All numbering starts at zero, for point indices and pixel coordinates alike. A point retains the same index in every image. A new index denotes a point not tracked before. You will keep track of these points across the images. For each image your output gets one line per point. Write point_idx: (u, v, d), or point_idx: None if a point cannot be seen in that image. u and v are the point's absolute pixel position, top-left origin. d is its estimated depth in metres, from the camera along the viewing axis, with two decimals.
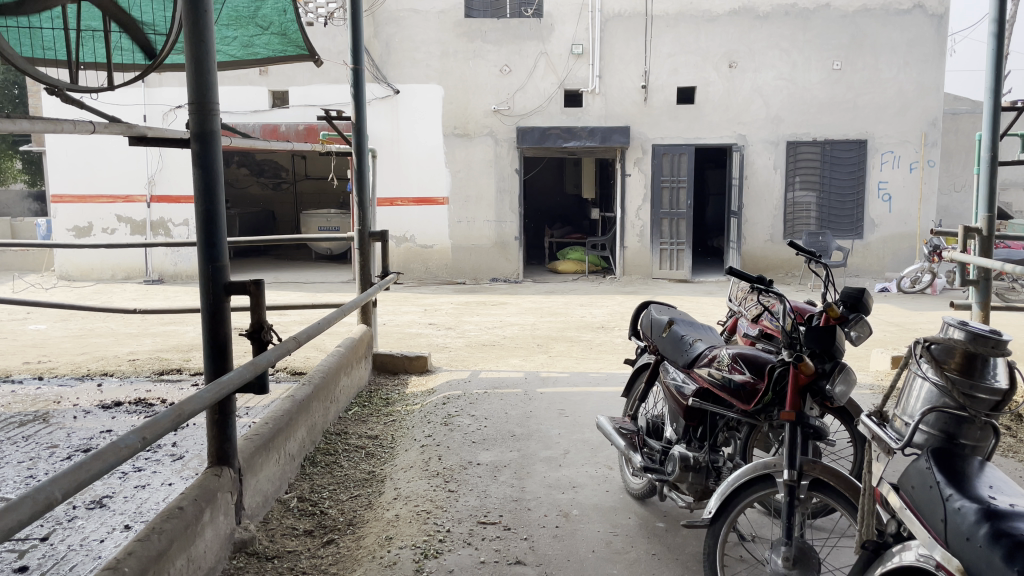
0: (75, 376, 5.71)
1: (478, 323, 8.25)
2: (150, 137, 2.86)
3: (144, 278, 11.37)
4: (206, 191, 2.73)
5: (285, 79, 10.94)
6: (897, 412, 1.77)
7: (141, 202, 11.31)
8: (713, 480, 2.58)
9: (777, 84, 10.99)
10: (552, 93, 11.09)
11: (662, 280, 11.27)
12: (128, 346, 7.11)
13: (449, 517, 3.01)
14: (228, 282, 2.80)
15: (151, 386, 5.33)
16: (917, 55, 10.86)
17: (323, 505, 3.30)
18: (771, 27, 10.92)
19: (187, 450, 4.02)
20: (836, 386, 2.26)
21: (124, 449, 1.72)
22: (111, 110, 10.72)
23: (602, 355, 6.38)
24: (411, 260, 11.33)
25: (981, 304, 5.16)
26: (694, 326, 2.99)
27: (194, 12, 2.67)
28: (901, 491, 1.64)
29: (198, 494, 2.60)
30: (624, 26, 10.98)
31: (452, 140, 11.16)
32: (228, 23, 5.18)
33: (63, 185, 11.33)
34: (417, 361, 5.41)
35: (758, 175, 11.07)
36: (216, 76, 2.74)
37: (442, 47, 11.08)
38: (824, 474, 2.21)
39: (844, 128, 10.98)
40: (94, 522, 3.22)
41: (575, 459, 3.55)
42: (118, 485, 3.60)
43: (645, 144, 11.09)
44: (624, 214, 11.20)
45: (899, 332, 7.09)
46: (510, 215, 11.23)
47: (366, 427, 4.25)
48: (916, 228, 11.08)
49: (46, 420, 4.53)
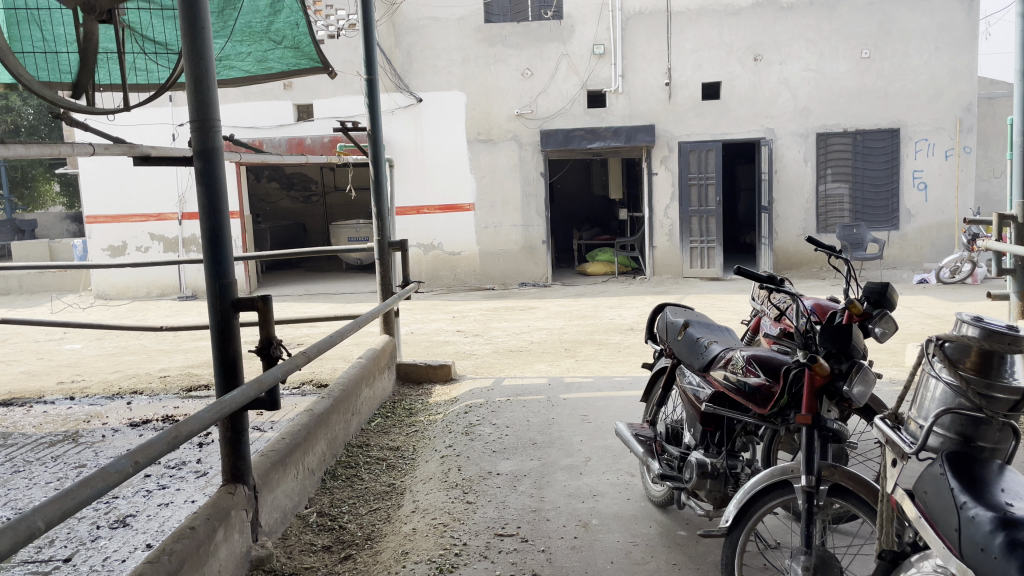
0: (106, 394, 5.77)
1: (505, 329, 8.20)
2: (155, 156, 2.86)
3: (178, 295, 11.52)
4: (210, 208, 2.72)
5: (309, 93, 11.02)
6: (913, 414, 1.67)
7: (172, 220, 11.48)
8: (732, 487, 2.51)
9: (805, 76, 10.78)
10: (575, 95, 11.03)
11: (693, 279, 11.12)
12: (159, 363, 7.19)
13: (466, 530, 2.96)
14: (235, 299, 2.78)
15: (179, 403, 5.38)
16: (948, 39, 10.59)
17: (342, 519, 3.27)
18: (796, 18, 10.73)
19: (211, 466, 4.04)
20: (854, 387, 2.15)
21: (115, 475, 1.71)
22: (140, 130, 10.89)
23: (629, 358, 6.29)
24: (440, 268, 11.33)
25: (1019, 294, 4.99)
26: (711, 327, 2.90)
27: (192, 30, 2.65)
28: (917, 498, 1.55)
29: (211, 512, 2.59)
30: (645, 24, 10.88)
31: (477, 145, 11.15)
32: (241, 38, 5.21)
33: (96, 206, 11.53)
34: (441, 369, 5.38)
35: (788, 169, 10.89)
36: (217, 92, 2.73)
37: (464, 53, 11.08)
38: (844, 479, 2.12)
39: (876, 117, 10.73)
40: (117, 541, 3.23)
41: (597, 467, 3.48)
42: (142, 503, 3.62)
43: (671, 142, 10.97)
44: (652, 214, 11.09)
45: (937, 325, 6.90)
46: (537, 219, 11.19)
47: (388, 439, 4.23)
48: (954, 217, 10.79)
49: (75, 440, 4.58)
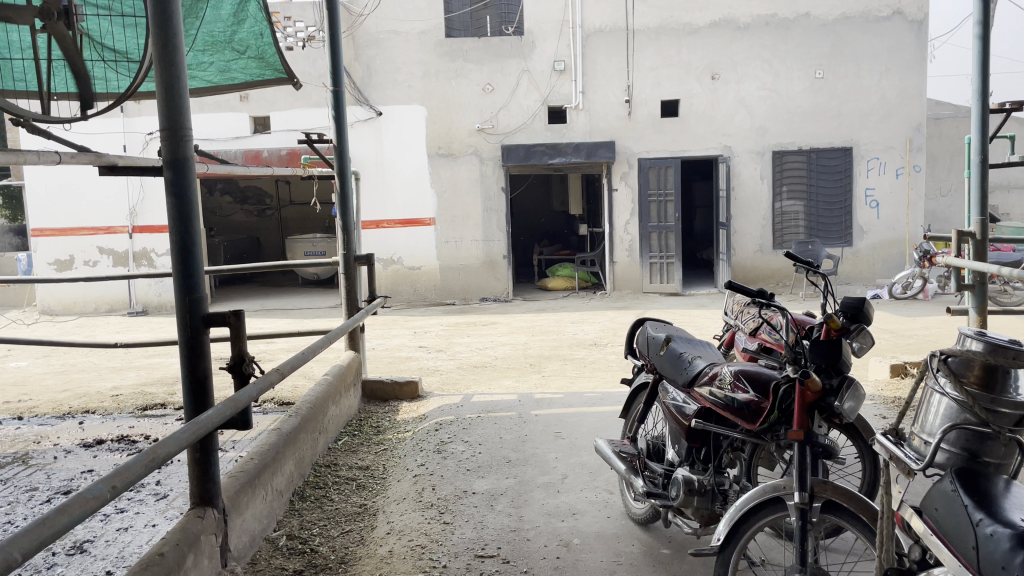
0: (56, 414, 5.55)
1: (468, 344, 8.13)
2: (121, 165, 2.74)
3: (128, 310, 11.20)
4: (182, 221, 2.62)
5: (266, 105, 10.85)
6: (916, 429, 1.67)
7: (123, 233, 11.17)
8: (719, 504, 2.47)
9: (761, 95, 10.98)
10: (535, 110, 11.06)
11: (652, 294, 11.18)
12: (110, 381, 6.95)
13: (444, 552, 2.88)
14: (206, 314, 2.68)
15: (134, 422, 5.18)
16: (898, 61, 10.89)
17: (314, 542, 3.17)
18: (752, 38, 10.92)
19: (171, 488, 3.88)
20: (845, 402, 2.19)
21: (91, 500, 1.60)
22: (90, 140, 10.59)
23: (596, 373, 6.27)
24: (399, 282, 11.20)
25: (978, 308, 5.10)
26: (693, 342, 2.88)
27: (163, 36, 2.55)
28: (924, 514, 1.54)
29: (180, 537, 2.48)
30: (605, 42, 10.97)
31: (437, 160, 11.09)
32: (203, 48, 5.09)
33: (42, 219, 11.17)
34: (407, 386, 5.28)
35: (745, 186, 11.04)
36: (189, 100, 2.63)
37: (424, 67, 11.04)
38: (836, 495, 2.10)
39: (829, 135, 10.97)
40: (74, 568, 3.07)
41: (573, 484, 3.43)
42: (100, 528, 3.46)
43: (631, 158, 11.06)
44: (612, 229, 11.14)
45: (896, 340, 7.01)
46: (497, 234, 11.16)
47: (356, 458, 4.12)
48: (905, 234, 11.06)
49: (25, 462, 4.37)
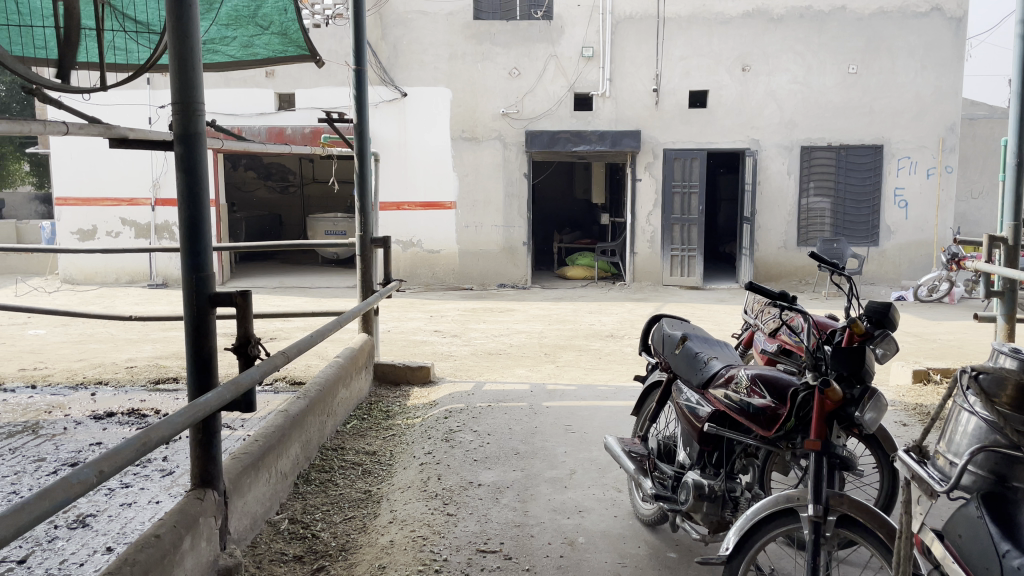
0: (69, 384, 5.56)
1: (484, 330, 8.06)
2: (133, 139, 2.70)
3: (148, 283, 11.25)
4: (190, 197, 2.55)
5: (291, 82, 10.81)
6: (941, 448, 1.57)
7: (145, 205, 11.19)
8: (729, 512, 2.40)
9: (792, 88, 10.77)
10: (562, 96, 10.92)
11: (672, 287, 11.06)
12: (126, 352, 6.97)
13: (446, 544, 2.82)
14: (213, 293, 2.62)
15: (145, 396, 5.18)
16: (934, 58, 10.65)
17: (316, 527, 3.12)
18: (786, 29, 10.71)
19: (177, 465, 3.86)
20: (866, 413, 2.09)
21: (76, 485, 1.57)
22: (116, 111, 10.61)
23: (611, 366, 6.18)
24: (418, 265, 11.17)
25: (1006, 316, 4.96)
26: (709, 342, 2.79)
27: (177, 8, 2.49)
28: (947, 540, 1.50)
29: (178, 519, 2.43)
30: (635, 29, 10.80)
31: (461, 143, 11.00)
32: (227, 22, 5.04)
33: (67, 188, 11.23)
34: (419, 371, 5.23)
35: (772, 180, 10.86)
36: (202, 75, 2.57)
37: (451, 49, 10.93)
38: (852, 509, 2.01)
39: (860, 132, 10.75)
40: (75, 543, 3.05)
41: (582, 481, 3.37)
42: (103, 503, 3.44)
43: (656, 148, 10.90)
44: (634, 220, 11.02)
45: (919, 344, 6.87)
46: (518, 220, 11.07)
47: (364, 442, 4.08)
48: (934, 236, 10.85)
49: (35, 431, 4.37)
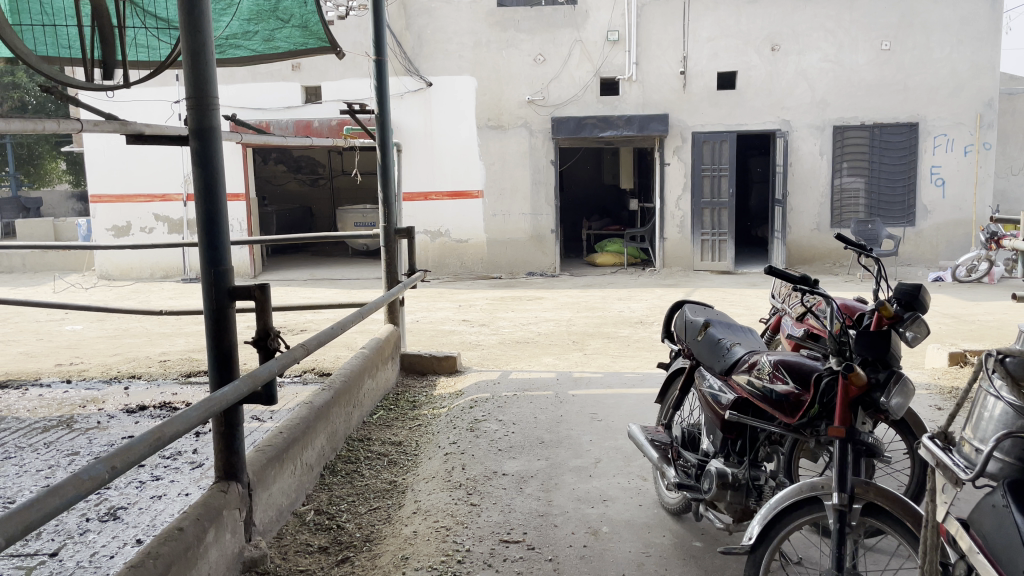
0: (104, 378, 5.65)
1: (512, 319, 8.05)
2: (150, 134, 2.73)
3: (182, 277, 11.40)
4: (207, 193, 2.55)
5: (318, 74, 10.85)
6: (967, 434, 1.52)
7: (178, 201, 11.35)
8: (754, 500, 2.35)
9: (823, 67, 10.56)
10: (588, 82, 10.83)
11: (703, 272, 10.94)
12: (160, 346, 7.08)
13: (469, 535, 2.82)
14: (232, 287, 2.62)
15: (177, 389, 5.26)
16: (970, 33, 10.36)
17: (341, 518, 3.13)
18: (816, 7, 10.49)
19: (206, 458, 3.90)
20: (892, 399, 2.03)
21: (87, 482, 1.58)
22: (146, 108, 10.75)
23: (640, 353, 6.14)
24: (446, 255, 11.18)
25: None
26: (733, 327, 2.73)
27: (189, 2, 2.48)
28: (972, 530, 1.45)
29: (201, 512, 2.45)
30: (661, 11, 10.65)
31: (487, 132, 10.97)
32: (249, 17, 5.06)
33: (101, 185, 11.42)
34: (446, 361, 5.23)
35: (803, 162, 10.68)
36: (216, 69, 2.56)
37: (475, 37, 10.88)
38: (879, 497, 1.96)
39: (894, 110, 10.50)
40: (106, 535, 3.10)
41: (607, 469, 3.34)
42: (134, 495, 3.49)
43: (684, 131, 10.76)
44: (663, 205, 10.90)
45: (957, 326, 6.70)
46: (546, 207, 11.02)
47: (390, 433, 4.08)
48: (972, 214, 10.59)
49: (70, 425, 4.45)
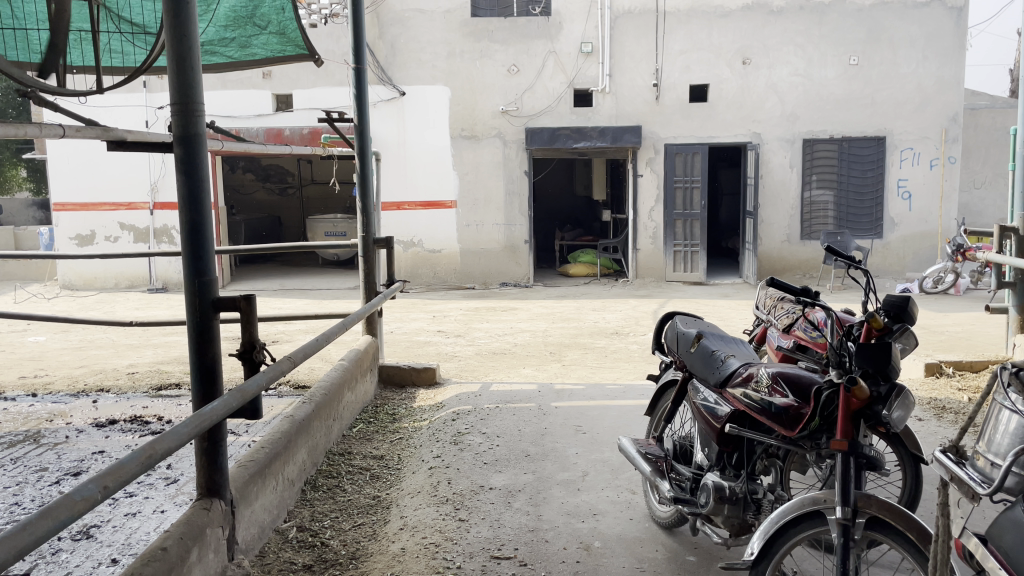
0: (70, 392, 5.49)
1: (488, 330, 8.00)
2: (131, 141, 2.65)
3: (148, 287, 11.18)
4: (191, 200, 2.48)
5: (289, 82, 10.73)
6: (979, 448, 1.51)
7: (144, 209, 11.12)
8: (752, 513, 2.32)
9: (792, 81, 10.70)
10: (561, 93, 10.85)
11: (675, 283, 11.00)
12: (127, 358, 6.91)
13: (459, 551, 2.76)
14: (216, 298, 2.55)
15: (148, 403, 5.11)
16: (936, 49, 10.58)
17: (325, 535, 3.05)
18: (786, 22, 10.64)
19: (181, 473, 3.80)
20: (893, 412, 2.05)
21: (80, 503, 1.51)
22: (112, 115, 10.55)
23: (619, 364, 6.13)
24: (419, 265, 11.10)
25: (1019, 307, 5.00)
26: (726, 339, 2.72)
27: (175, 5, 2.40)
28: (990, 544, 1.44)
29: (184, 531, 2.36)
30: (634, 24, 10.72)
31: (460, 141, 10.94)
32: (225, 23, 4.97)
33: (64, 193, 11.17)
34: (425, 372, 5.16)
35: (774, 174, 10.80)
36: (201, 75, 2.49)
37: (449, 47, 10.86)
38: (882, 511, 1.94)
39: (862, 124, 10.67)
40: (79, 555, 2.99)
41: (595, 483, 3.30)
42: (108, 513, 3.37)
43: (657, 143, 10.82)
44: (636, 216, 10.95)
45: (928, 336, 6.81)
46: (519, 218, 11.01)
47: (370, 446, 4.01)
48: (938, 227, 10.79)
49: (36, 440, 4.31)
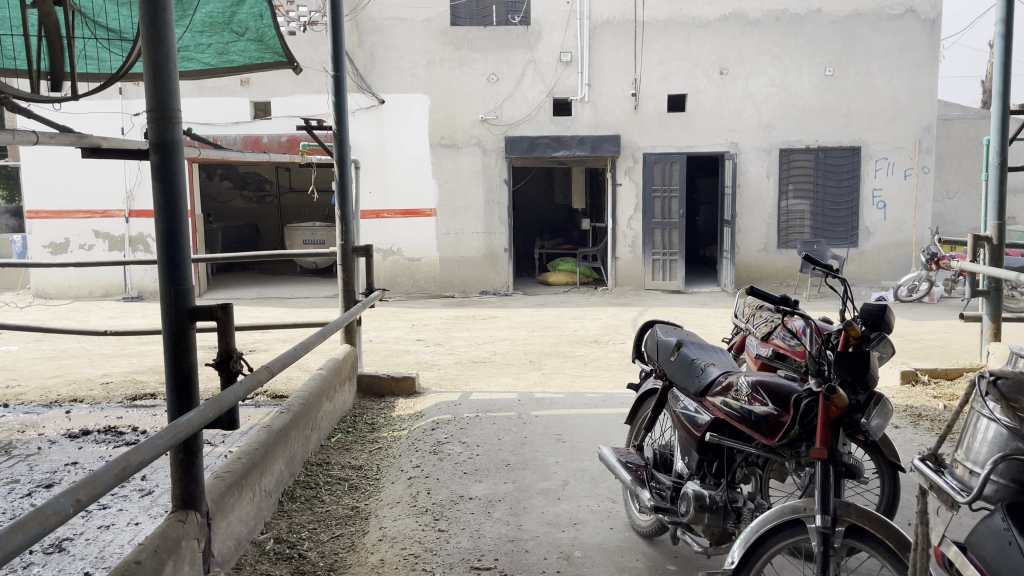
0: (43, 402, 5.40)
1: (467, 338, 7.98)
2: (106, 148, 2.62)
3: (123, 296, 11.05)
4: (167, 208, 2.44)
5: (267, 90, 10.68)
6: (959, 456, 1.52)
7: (119, 217, 11.00)
8: (732, 522, 2.33)
9: (769, 91, 10.80)
10: (540, 101, 10.87)
11: (654, 291, 11.04)
12: (101, 368, 6.81)
13: (439, 562, 2.74)
14: (192, 307, 2.51)
15: (122, 413, 5.04)
16: (909, 61, 10.72)
17: (302, 546, 3.01)
18: (762, 33, 10.74)
19: (156, 484, 3.74)
20: (872, 420, 2.10)
21: (52, 516, 1.48)
22: (87, 121, 10.44)
23: (599, 372, 6.14)
24: (398, 274, 11.06)
25: (992, 315, 5.07)
26: (705, 347, 2.71)
27: (151, 12, 2.37)
28: (970, 552, 1.45)
29: (159, 544, 2.32)
30: (613, 33, 10.78)
31: (440, 150, 10.93)
32: (202, 29, 4.93)
33: (38, 200, 11.03)
34: (404, 382, 5.13)
35: (751, 183, 10.88)
36: (179, 81, 2.46)
37: (428, 56, 10.86)
38: (861, 519, 1.96)
39: (838, 134, 10.80)
40: (51, 569, 2.93)
41: (575, 492, 3.29)
42: (81, 526, 3.32)
43: (636, 152, 10.88)
44: (615, 225, 10.98)
45: (902, 344, 6.92)
46: (499, 226, 11.01)
47: (349, 457, 3.97)
48: (912, 236, 10.92)
49: (8, 452, 4.24)
